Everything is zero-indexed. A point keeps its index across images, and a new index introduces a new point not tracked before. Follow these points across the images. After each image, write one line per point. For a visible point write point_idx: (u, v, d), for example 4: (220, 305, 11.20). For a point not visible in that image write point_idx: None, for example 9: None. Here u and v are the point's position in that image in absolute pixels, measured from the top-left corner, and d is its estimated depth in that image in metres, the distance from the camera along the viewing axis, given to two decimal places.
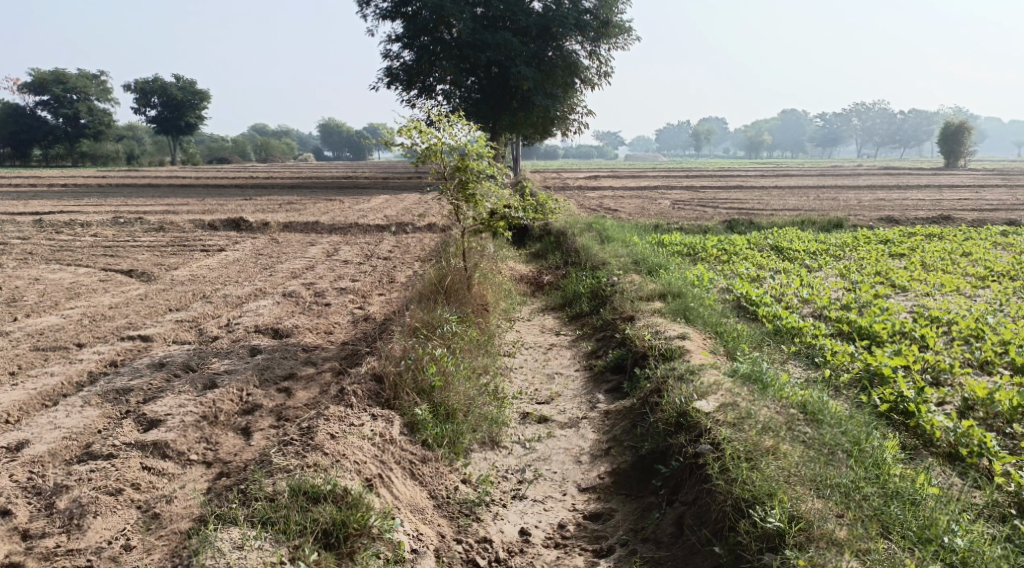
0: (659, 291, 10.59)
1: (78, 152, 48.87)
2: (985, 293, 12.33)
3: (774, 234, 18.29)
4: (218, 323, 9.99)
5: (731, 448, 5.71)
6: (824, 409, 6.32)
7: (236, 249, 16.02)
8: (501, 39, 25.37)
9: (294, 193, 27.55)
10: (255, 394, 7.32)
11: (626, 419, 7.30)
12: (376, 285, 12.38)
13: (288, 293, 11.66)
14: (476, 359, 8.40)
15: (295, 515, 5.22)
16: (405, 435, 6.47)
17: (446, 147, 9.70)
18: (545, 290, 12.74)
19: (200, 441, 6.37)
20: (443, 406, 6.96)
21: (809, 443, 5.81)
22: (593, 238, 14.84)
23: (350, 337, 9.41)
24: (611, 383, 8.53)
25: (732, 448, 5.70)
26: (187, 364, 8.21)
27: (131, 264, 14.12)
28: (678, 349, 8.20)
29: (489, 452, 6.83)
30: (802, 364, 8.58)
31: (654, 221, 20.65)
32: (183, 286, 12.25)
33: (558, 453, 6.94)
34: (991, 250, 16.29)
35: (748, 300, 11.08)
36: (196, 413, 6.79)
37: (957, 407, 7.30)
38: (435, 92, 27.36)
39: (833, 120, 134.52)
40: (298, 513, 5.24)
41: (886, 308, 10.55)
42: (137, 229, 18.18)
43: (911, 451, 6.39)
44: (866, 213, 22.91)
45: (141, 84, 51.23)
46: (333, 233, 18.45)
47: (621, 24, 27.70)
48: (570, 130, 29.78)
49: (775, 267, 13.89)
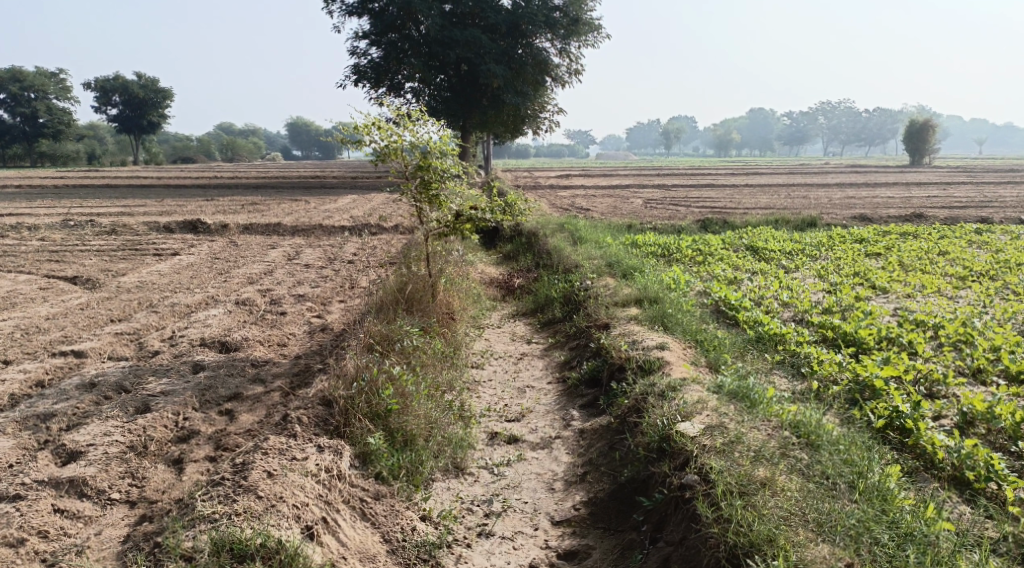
0: (635, 296, 10.02)
1: (37, 152, 47.27)
2: (967, 293, 11.93)
3: (748, 233, 17.87)
4: (161, 336, 9.24)
5: (721, 482, 5.14)
6: (820, 429, 5.77)
7: (191, 252, 15.18)
8: (470, 36, 24.67)
9: (258, 193, 26.65)
10: (193, 418, 6.61)
11: (603, 439, 6.70)
12: (337, 291, 11.68)
13: (242, 301, 10.91)
14: (440, 374, 7.77)
15: None
16: (356, 469, 5.84)
17: (407, 145, 9.03)
18: (516, 294, 12.11)
19: (124, 476, 5.72)
20: (401, 432, 6.31)
21: (808, 473, 5.28)
22: (565, 239, 14.24)
23: (304, 351, 8.69)
24: (586, 398, 7.92)
25: (724, 484, 5.13)
26: (120, 385, 7.45)
27: (76, 270, 13.24)
28: (656, 361, 7.62)
29: (453, 481, 6.20)
30: (787, 375, 8.04)
31: (627, 221, 20.13)
32: (129, 295, 11.44)
33: (529, 480, 6.32)
34: (968, 248, 15.95)
35: (726, 304, 10.54)
36: (122, 443, 6.10)
37: (955, 422, 6.80)
38: (403, 90, 26.59)
39: (801, 119, 135.75)
40: None
41: (869, 312, 10.05)
42: (87, 233, 17.25)
43: (913, 475, 5.88)
44: (838, 211, 22.61)
45: (100, 82, 49.65)
46: (296, 235, 17.67)
47: (592, 21, 27.14)
48: (541, 128, 29.21)
49: (751, 268, 13.40)
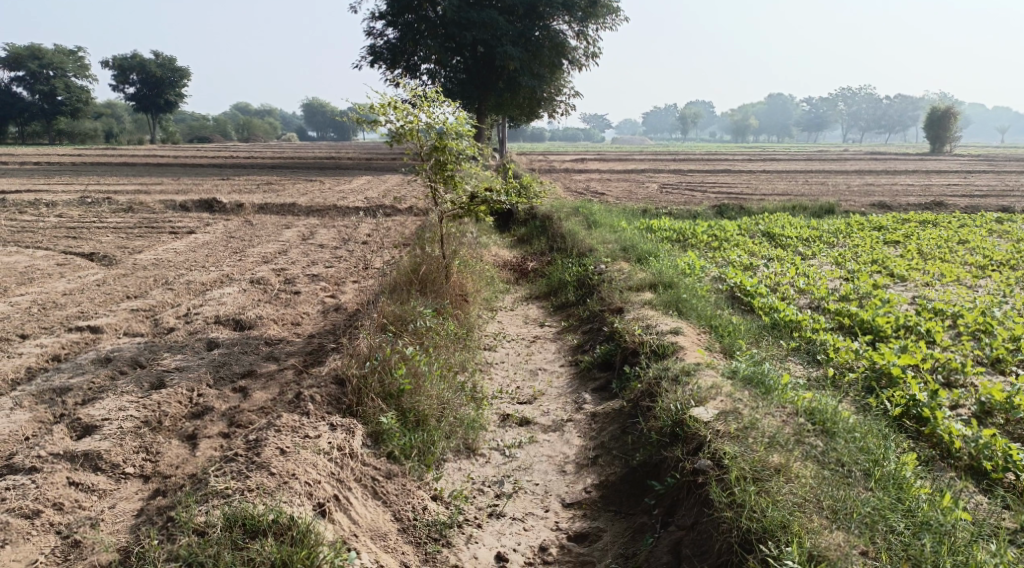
0: (649, 280, 9.96)
1: (55, 130, 47.52)
2: (986, 283, 11.79)
3: (765, 219, 17.72)
4: (176, 313, 9.27)
5: (735, 468, 5.10)
6: (835, 416, 5.73)
7: (206, 231, 15.23)
8: (486, 17, 24.50)
9: (274, 173, 26.67)
10: (207, 395, 6.63)
11: (615, 423, 6.68)
12: (351, 271, 11.68)
13: (256, 280, 10.92)
14: (453, 356, 7.75)
15: (229, 555, 4.64)
16: (368, 448, 5.85)
17: (423, 125, 8.98)
18: (529, 277, 12.08)
19: (139, 450, 5.76)
20: (413, 412, 6.31)
21: (823, 460, 5.25)
22: (580, 223, 14.17)
23: (318, 330, 8.71)
24: (599, 382, 7.90)
25: (738, 470, 5.10)
26: (135, 360, 7.49)
27: (93, 247, 13.31)
28: (670, 346, 7.58)
29: (464, 462, 6.21)
30: (802, 362, 7.99)
31: (642, 205, 20.01)
32: (145, 272, 11.48)
33: (540, 462, 6.32)
34: (989, 237, 15.75)
35: (742, 291, 10.46)
36: (137, 418, 6.14)
37: (973, 412, 6.75)
38: (419, 72, 26.49)
39: (821, 105, 134.34)
40: (231, 551, 4.66)
41: (887, 300, 9.96)
42: (104, 210, 17.33)
43: (929, 464, 5.84)
44: (857, 199, 22.36)
45: (118, 60, 49.77)
46: (311, 215, 17.69)
47: (610, 3, 26.87)
48: (557, 111, 29.03)
49: (767, 254, 13.29)
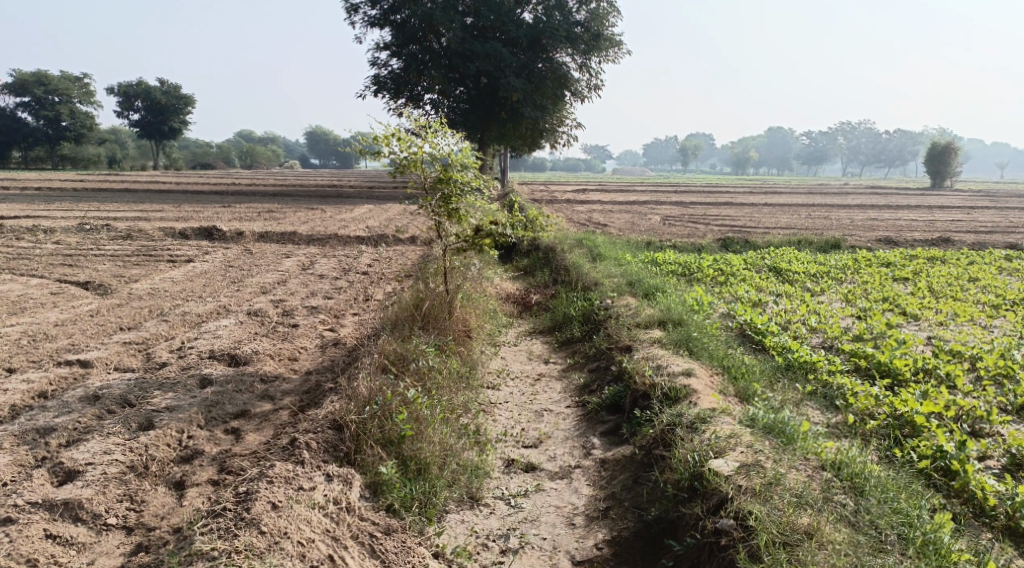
0: (658, 317, 9.66)
1: (59, 155, 47.43)
2: (1001, 324, 11.47)
3: (771, 253, 17.46)
4: (170, 346, 8.96)
5: (765, 534, 4.85)
6: (863, 472, 5.44)
7: (205, 259, 14.96)
8: (490, 48, 24.49)
9: (275, 200, 26.52)
10: (197, 437, 6.30)
11: (626, 472, 6.36)
12: (351, 303, 11.40)
13: (254, 311, 10.63)
14: (456, 396, 7.43)
15: None
16: (366, 500, 5.54)
17: (427, 156, 8.75)
18: (533, 311, 11.80)
19: (123, 499, 5.47)
20: (415, 460, 5.97)
21: (856, 523, 4.97)
22: (584, 255, 13.92)
23: (315, 366, 8.38)
24: (608, 425, 7.57)
25: (766, 534, 4.85)
26: (124, 398, 7.16)
27: (89, 275, 13.02)
28: (683, 389, 7.26)
29: (468, 513, 5.87)
30: (819, 408, 7.67)
31: (647, 238, 19.77)
32: (141, 302, 11.20)
33: (548, 513, 5.99)
34: (998, 275, 15.49)
35: (752, 328, 10.15)
36: (122, 463, 5.81)
37: (1003, 465, 6.44)
38: (422, 101, 26.43)
39: (821, 138, 135.00)
40: None
41: (903, 340, 9.63)
42: (103, 237, 17.09)
43: (962, 524, 5.55)
44: (861, 233, 22.14)
45: (124, 87, 49.90)
46: (311, 244, 17.46)
47: (613, 36, 26.87)
48: (560, 142, 28.97)
49: (775, 290, 13.01)
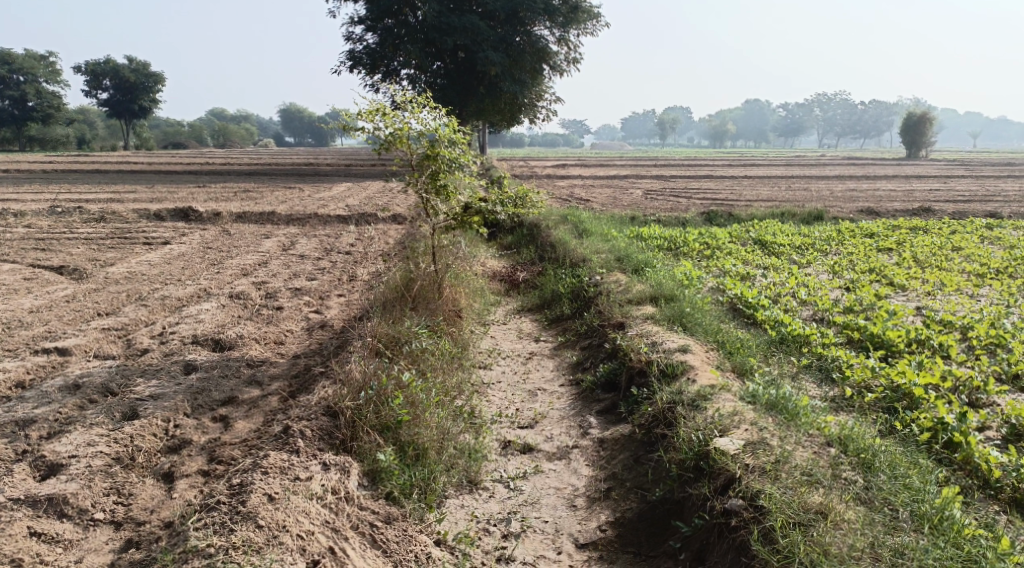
0: (649, 293, 9.52)
1: (26, 136, 46.26)
2: (988, 293, 11.42)
3: (755, 226, 17.36)
4: (151, 332, 8.70)
5: (779, 515, 4.87)
6: (870, 448, 5.44)
7: (182, 241, 14.61)
8: (467, 22, 24.06)
9: (252, 180, 26.04)
10: (185, 426, 6.10)
11: (626, 451, 6.26)
12: (335, 284, 11.17)
13: (236, 294, 10.37)
14: (449, 378, 7.27)
15: None
16: (364, 489, 5.40)
17: (414, 132, 8.53)
18: (521, 289, 11.62)
19: (110, 493, 5.28)
20: (412, 445, 5.82)
21: (867, 500, 5.03)
22: (570, 231, 13.75)
23: (303, 350, 8.17)
24: (604, 403, 7.45)
25: (781, 515, 4.86)
26: (107, 387, 6.93)
27: (62, 259, 12.66)
28: (680, 366, 7.16)
29: (467, 497, 5.74)
30: (816, 381, 7.60)
31: (629, 212, 19.61)
32: (118, 287, 10.89)
33: (548, 496, 5.88)
34: (981, 244, 15.49)
35: (743, 302, 10.04)
36: (107, 455, 5.61)
37: (1003, 435, 6.40)
38: (399, 77, 25.99)
39: (797, 110, 135.28)
40: None
41: (894, 311, 9.55)
42: (75, 220, 16.65)
43: (969, 496, 5.51)
44: (843, 205, 22.09)
45: (91, 65, 48.60)
46: (291, 224, 17.14)
47: (590, 9, 26.49)
48: (539, 117, 28.66)
49: (761, 263, 12.91)
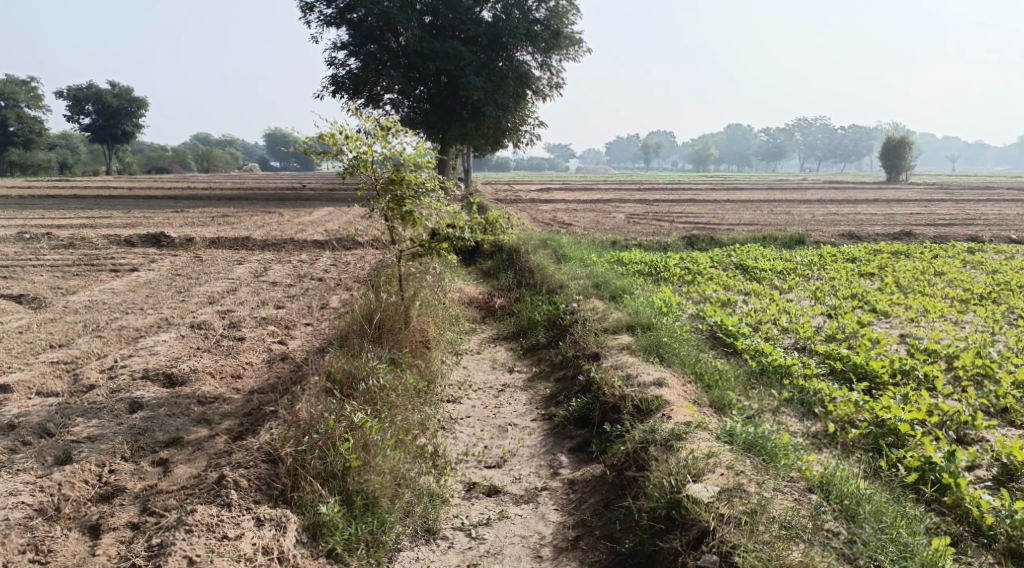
0: (626, 322, 9.17)
1: (7, 161, 45.68)
2: (973, 319, 11.14)
3: (737, 251, 17.09)
4: (101, 366, 8.25)
5: None
6: (854, 494, 5.12)
7: (150, 268, 14.14)
8: (450, 48, 23.84)
9: (231, 204, 25.59)
10: (121, 472, 5.68)
11: (597, 494, 5.87)
12: (303, 313, 10.74)
13: (197, 324, 9.92)
14: (412, 413, 6.86)
15: None
16: (303, 546, 5.09)
17: (378, 156, 8.23)
18: (496, 316, 11.25)
19: (26, 550, 4.95)
20: (361, 494, 5.46)
21: (851, 556, 4.73)
22: (548, 257, 13.40)
23: (260, 385, 7.73)
24: (576, 440, 7.05)
25: None
26: (43, 427, 6.46)
27: (23, 287, 12.17)
28: (655, 401, 6.78)
29: (423, 550, 5.38)
30: (797, 415, 7.25)
31: (611, 236, 19.34)
32: (75, 317, 10.42)
33: (512, 545, 5.49)
34: (964, 268, 15.28)
35: (723, 330, 9.68)
36: (28, 507, 5.25)
37: (994, 475, 6.07)
38: (382, 101, 25.73)
39: (780, 134, 136.44)
40: None
41: (878, 339, 9.21)
42: (43, 246, 16.14)
43: (959, 547, 5.18)
44: (824, 229, 21.93)
45: (73, 90, 48.13)
46: (266, 250, 16.72)
47: (573, 34, 26.38)
48: (522, 141, 28.47)
49: (742, 288, 12.60)
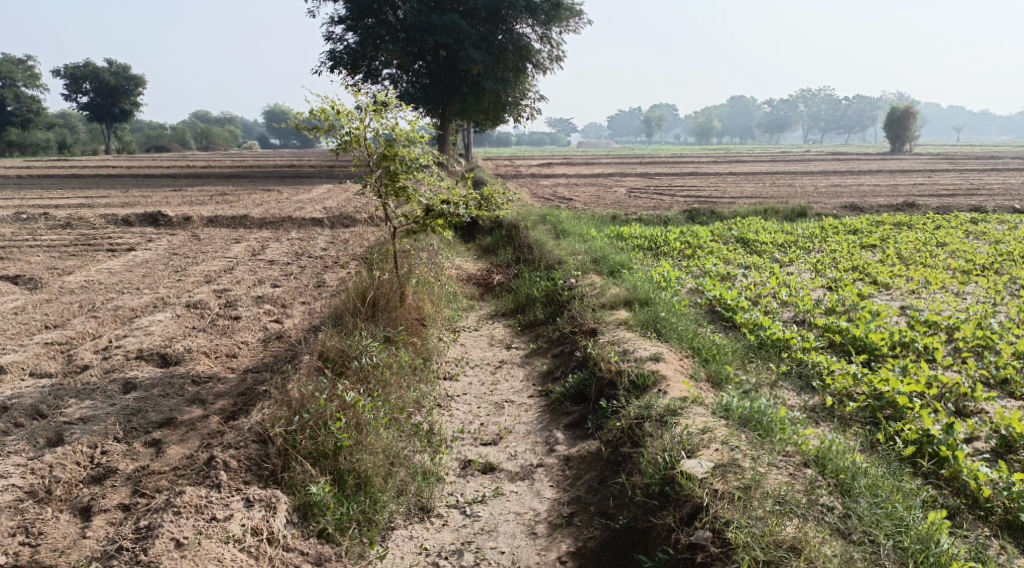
0: (624, 297, 9.08)
1: (6, 141, 45.50)
2: (974, 290, 11.05)
3: (738, 224, 16.97)
4: (95, 346, 8.21)
5: (746, 552, 4.52)
6: (850, 469, 5.08)
7: (148, 248, 14.06)
8: (449, 20, 23.38)
9: (229, 182, 25.47)
10: (112, 452, 5.66)
11: (593, 470, 5.84)
12: (300, 291, 10.68)
13: (193, 304, 9.87)
14: (406, 391, 6.82)
15: None
16: (294, 526, 5.08)
17: (370, 131, 8.12)
18: (495, 292, 11.17)
19: (16, 533, 4.94)
20: (353, 474, 5.45)
21: (845, 531, 4.69)
22: (548, 232, 13.28)
23: (255, 364, 7.69)
24: (572, 416, 7.02)
25: (748, 554, 4.51)
26: (36, 408, 6.43)
27: (19, 268, 12.11)
28: (651, 376, 6.73)
29: (417, 528, 5.39)
30: (795, 389, 7.20)
31: (611, 211, 19.20)
32: (71, 297, 10.36)
33: (507, 522, 5.48)
34: (967, 239, 15.15)
35: (722, 304, 9.60)
36: (18, 490, 5.24)
37: (992, 447, 6.02)
38: (380, 77, 25.52)
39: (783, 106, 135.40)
40: None
41: (878, 312, 9.13)
42: (40, 226, 16.07)
43: (956, 519, 5.13)
44: (827, 201, 21.75)
45: (70, 68, 47.77)
46: (264, 228, 16.63)
47: (573, 5, 25.97)
48: (521, 115, 28.24)
49: (742, 262, 12.50)
